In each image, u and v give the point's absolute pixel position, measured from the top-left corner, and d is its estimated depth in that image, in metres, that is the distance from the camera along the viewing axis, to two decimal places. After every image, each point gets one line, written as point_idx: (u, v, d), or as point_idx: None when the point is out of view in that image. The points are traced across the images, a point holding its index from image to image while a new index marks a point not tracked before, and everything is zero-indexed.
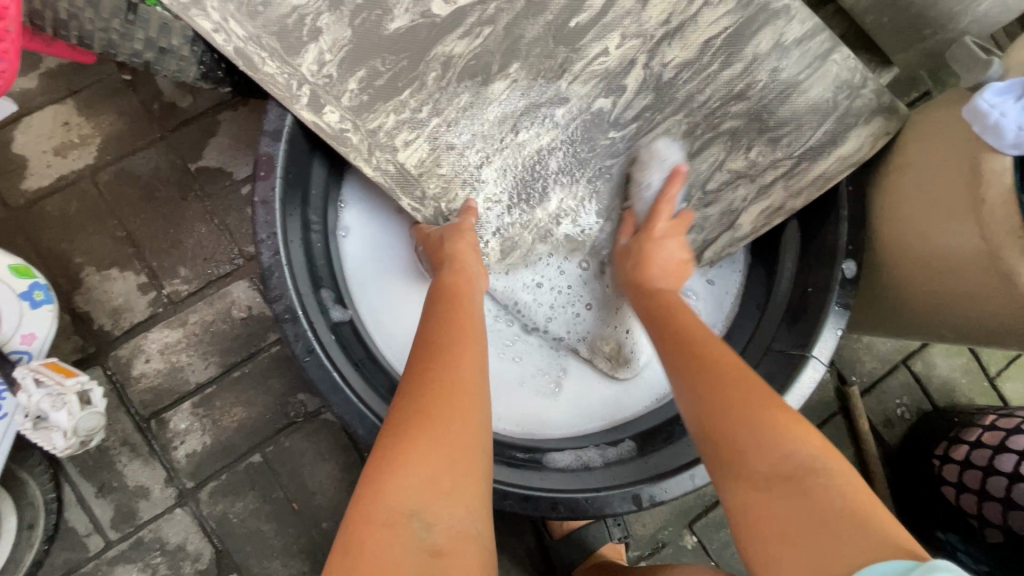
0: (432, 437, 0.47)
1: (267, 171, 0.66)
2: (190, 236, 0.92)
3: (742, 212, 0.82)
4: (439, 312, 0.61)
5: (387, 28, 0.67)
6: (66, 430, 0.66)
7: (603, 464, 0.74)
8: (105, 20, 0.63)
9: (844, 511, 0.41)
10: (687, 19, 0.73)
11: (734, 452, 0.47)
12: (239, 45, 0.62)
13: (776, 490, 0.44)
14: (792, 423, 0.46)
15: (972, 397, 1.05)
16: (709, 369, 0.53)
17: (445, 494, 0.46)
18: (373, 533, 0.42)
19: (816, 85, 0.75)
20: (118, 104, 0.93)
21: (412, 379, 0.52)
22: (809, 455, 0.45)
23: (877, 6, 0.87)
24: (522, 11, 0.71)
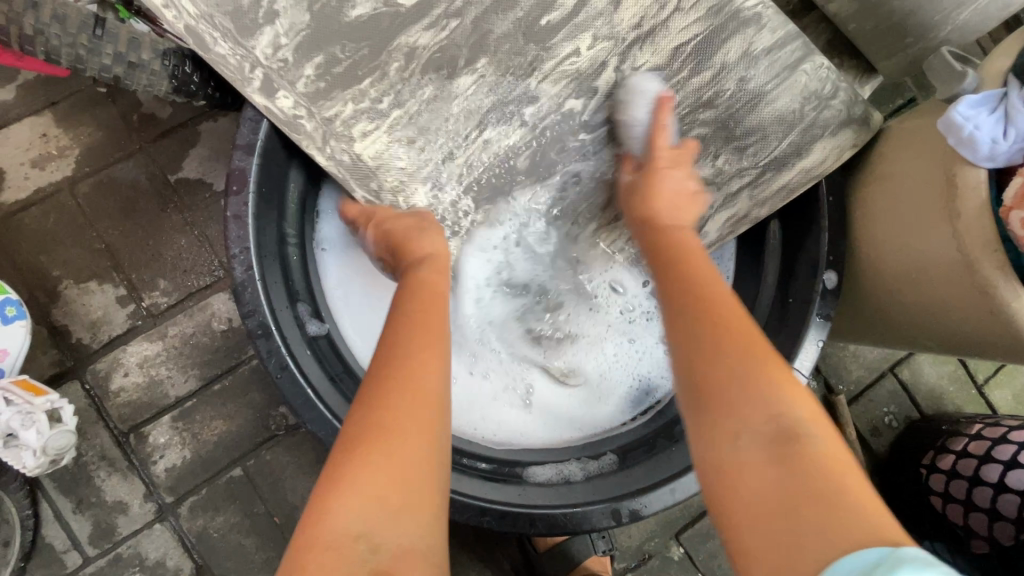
0: (382, 451, 0.46)
1: (240, 186, 0.65)
2: (170, 248, 0.91)
3: (709, 219, 0.82)
4: (415, 305, 0.59)
5: (348, 16, 0.64)
6: (35, 449, 0.65)
7: (584, 477, 0.73)
8: (72, 36, 0.62)
9: (827, 485, 0.41)
10: (658, 24, 0.72)
11: (717, 409, 0.47)
12: (188, 22, 0.59)
13: (762, 451, 0.44)
14: (784, 381, 0.47)
15: (959, 404, 1.05)
16: (709, 317, 0.52)
17: (393, 512, 0.44)
18: (314, 558, 0.42)
19: (784, 96, 0.75)
20: (95, 116, 0.92)
21: (373, 386, 0.50)
22: (800, 420, 0.45)
23: (858, 14, 0.87)
24: (491, 6, 0.69)
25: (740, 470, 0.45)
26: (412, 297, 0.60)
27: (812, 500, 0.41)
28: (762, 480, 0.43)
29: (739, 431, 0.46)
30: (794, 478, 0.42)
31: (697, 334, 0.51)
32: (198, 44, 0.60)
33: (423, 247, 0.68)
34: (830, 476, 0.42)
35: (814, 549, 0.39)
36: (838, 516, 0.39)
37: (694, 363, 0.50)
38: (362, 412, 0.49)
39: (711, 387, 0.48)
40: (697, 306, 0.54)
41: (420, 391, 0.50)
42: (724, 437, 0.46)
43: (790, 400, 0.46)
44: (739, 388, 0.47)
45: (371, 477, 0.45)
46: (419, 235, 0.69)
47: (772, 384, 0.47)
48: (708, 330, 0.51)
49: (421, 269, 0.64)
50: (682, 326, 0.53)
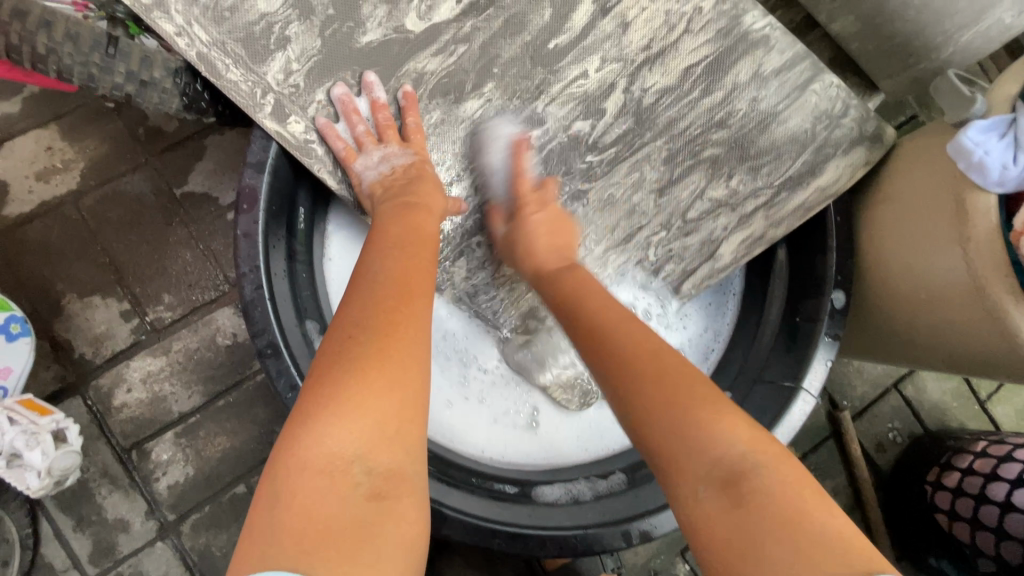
0: (387, 377, 0.47)
1: (250, 204, 0.65)
2: (174, 262, 0.91)
3: (722, 242, 0.84)
4: (393, 246, 0.59)
5: (359, 41, 0.68)
6: (40, 470, 0.64)
7: (594, 497, 0.72)
8: (85, 56, 0.61)
9: (788, 515, 0.41)
10: (668, 46, 0.75)
11: (674, 469, 0.47)
12: (201, 50, 0.62)
13: (717, 499, 0.44)
14: (713, 421, 0.47)
15: (963, 420, 1.05)
16: (625, 373, 0.52)
17: (389, 438, 0.46)
18: (311, 479, 0.43)
19: (795, 115, 0.78)
20: (101, 128, 0.91)
21: (370, 317, 0.51)
22: (744, 456, 0.45)
23: (861, 33, 0.88)
24: (499, 31, 0.72)
25: (705, 515, 0.44)
26: (397, 240, 0.60)
27: (772, 532, 0.40)
28: (722, 524, 0.43)
29: (697, 481, 0.45)
30: (751, 517, 0.42)
31: (633, 377, 0.51)
32: (209, 69, 0.62)
33: (429, 192, 0.68)
34: (786, 507, 0.41)
35: (776, 572, 0.39)
36: (804, 545, 0.39)
37: (640, 415, 0.49)
38: (352, 346, 0.49)
39: (656, 439, 0.48)
40: (627, 356, 0.53)
41: (404, 333, 0.50)
42: (684, 485, 0.46)
43: (728, 437, 0.46)
44: (683, 437, 0.47)
45: (362, 408, 0.45)
46: (435, 188, 0.69)
47: (706, 423, 0.47)
48: (632, 390, 0.51)
49: (415, 209, 0.65)
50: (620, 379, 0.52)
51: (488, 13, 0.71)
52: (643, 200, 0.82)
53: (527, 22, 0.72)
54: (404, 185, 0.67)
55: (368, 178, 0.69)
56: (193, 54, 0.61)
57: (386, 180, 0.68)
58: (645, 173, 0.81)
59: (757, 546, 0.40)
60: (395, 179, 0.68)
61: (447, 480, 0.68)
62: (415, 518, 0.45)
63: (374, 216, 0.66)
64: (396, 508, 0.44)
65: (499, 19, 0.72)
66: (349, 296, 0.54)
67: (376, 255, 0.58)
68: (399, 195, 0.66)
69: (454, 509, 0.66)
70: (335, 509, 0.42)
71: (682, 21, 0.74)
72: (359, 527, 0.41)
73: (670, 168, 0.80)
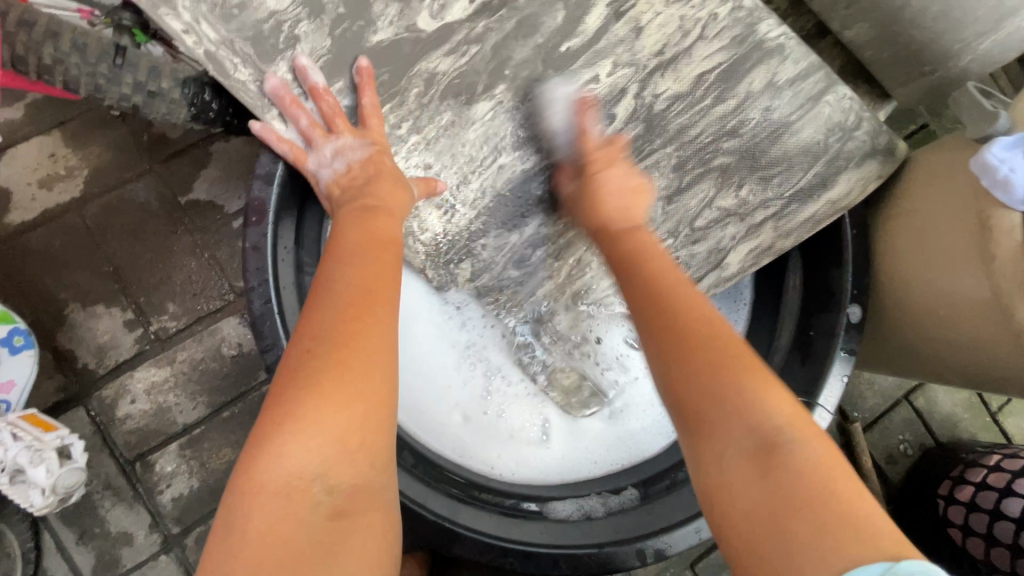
0: (347, 392, 0.46)
1: (259, 217, 0.64)
2: (180, 271, 0.89)
3: (731, 251, 0.81)
4: (354, 251, 0.55)
5: (370, 40, 0.66)
6: (43, 488, 0.62)
7: (606, 513, 0.72)
8: (91, 64, 0.61)
9: (818, 492, 0.40)
10: (681, 50, 0.74)
11: (703, 428, 0.46)
12: (210, 48, 0.61)
13: (744, 463, 0.43)
14: (758, 387, 0.46)
15: (974, 432, 1.04)
16: (674, 332, 0.51)
17: (350, 455, 0.45)
18: (269, 501, 0.43)
19: (808, 127, 0.76)
20: (105, 134, 0.90)
21: (331, 326, 0.48)
22: (783, 426, 0.43)
23: (874, 43, 0.85)
24: (511, 32, 0.71)
25: (727, 483, 0.43)
26: (358, 244, 0.56)
27: (795, 513, 0.39)
28: (746, 495, 0.42)
29: (725, 446, 0.44)
30: (779, 488, 0.41)
31: (678, 343, 0.50)
32: (218, 69, 0.61)
33: (388, 189, 0.63)
34: (820, 486, 0.40)
35: (799, 549, 0.38)
36: (827, 528, 0.38)
37: (678, 371, 0.48)
38: (309, 360, 0.47)
39: (690, 396, 0.47)
40: (676, 315, 0.52)
41: (365, 343, 0.48)
42: (710, 452, 0.45)
43: (767, 403, 0.44)
44: (722, 398, 0.45)
45: (319, 427, 0.44)
46: (395, 182, 0.64)
47: (752, 387, 0.46)
48: (676, 355, 0.49)
49: (374, 211, 0.60)
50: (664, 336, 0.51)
51: (500, 15, 0.70)
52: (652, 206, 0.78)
53: (541, 23, 0.71)
54: (362, 184, 0.63)
55: (325, 178, 0.64)
56: (201, 53, 0.60)
57: (342, 179, 0.64)
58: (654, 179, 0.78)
59: (779, 524, 0.39)
60: (352, 176, 0.63)
61: (459, 498, 0.68)
62: (378, 533, 0.46)
63: (334, 220, 0.61)
64: (358, 527, 0.45)
65: (511, 21, 0.70)
66: (307, 307, 0.51)
67: (332, 258, 0.55)
68: (355, 198, 0.62)
69: (467, 526, 0.65)
70: (293, 531, 0.42)
71: (695, 27, 0.73)
72: (320, 547, 0.43)
73: (680, 175, 0.78)
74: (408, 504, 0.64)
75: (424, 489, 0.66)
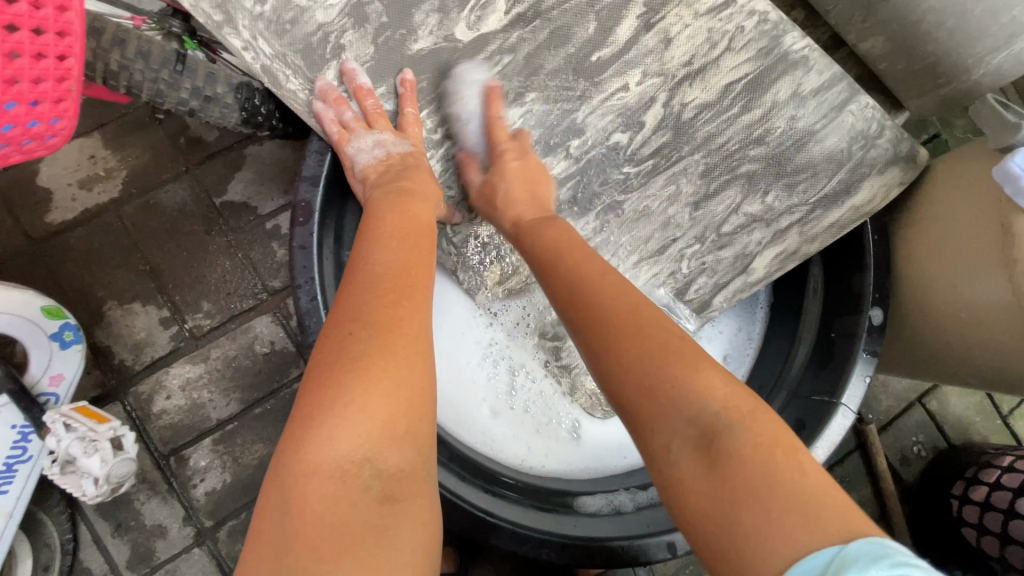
0: (393, 374, 0.47)
1: (306, 218, 0.66)
2: (213, 271, 0.91)
3: (757, 256, 0.84)
4: (390, 237, 0.57)
5: (410, 48, 0.68)
6: (99, 476, 0.65)
7: (635, 508, 0.74)
8: (155, 71, 0.62)
9: (765, 473, 0.38)
10: (710, 61, 0.75)
11: (647, 421, 0.44)
12: (266, 62, 0.63)
13: (691, 453, 0.42)
14: (687, 372, 0.44)
15: (986, 435, 1.07)
16: (609, 327, 0.49)
17: (397, 438, 0.45)
18: (322, 486, 0.42)
19: (833, 135, 0.78)
20: (142, 138, 0.92)
21: (372, 311, 0.49)
22: (715, 410, 0.42)
23: (890, 54, 0.83)
24: (545, 42, 0.72)
25: (677, 477, 0.42)
26: (392, 231, 0.58)
27: (744, 500, 0.38)
28: (695, 489, 0.41)
29: (668, 440, 0.43)
30: (726, 477, 0.39)
31: (614, 338, 0.48)
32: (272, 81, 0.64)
33: (424, 180, 0.66)
34: (762, 467, 0.39)
35: (757, 535, 0.37)
36: (781, 506, 0.37)
37: (613, 372, 0.47)
38: (353, 343, 0.47)
39: (627, 394, 0.46)
40: (599, 311, 0.51)
41: (407, 327, 0.49)
42: (658, 445, 0.44)
43: (699, 390, 0.43)
44: (652, 392, 0.44)
45: (369, 409, 0.45)
46: (428, 176, 0.67)
47: (682, 376, 0.44)
48: (617, 349, 0.48)
49: (409, 195, 0.63)
50: (591, 335, 0.50)
51: (534, 25, 0.71)
52: (679, 213, 0.82)
53: (573, 34, 0.72)
54: (399, 171, 0.65)
55: (361, 163, 0.66)
56: (258, 67, 0.63)
57: (380, 165, 0.66)
58: (681, 186, 0.81)
59: (730, 513, 0.38)
60: (388, 166, 0.66)
61: (492, 491, 0.70)
62: (425, 520, 0.45)
63: (366, 204, 0.63)
64: (409, 511, 0.44)
65: (544, 32, 0.72)
66: (345, 292, 0.52)
67: (373, 247, 0.56)
68: (393, 181, 0.64)
69: (504, 518, 0.67)
70: (347, 513, 0.42)
71: (723, 39, 0.74)
72: (372, 531, 0.42)
73: (707, 182, 0.81)
74: (448, 496, 0.66)
75: (459, 481, 0.68)
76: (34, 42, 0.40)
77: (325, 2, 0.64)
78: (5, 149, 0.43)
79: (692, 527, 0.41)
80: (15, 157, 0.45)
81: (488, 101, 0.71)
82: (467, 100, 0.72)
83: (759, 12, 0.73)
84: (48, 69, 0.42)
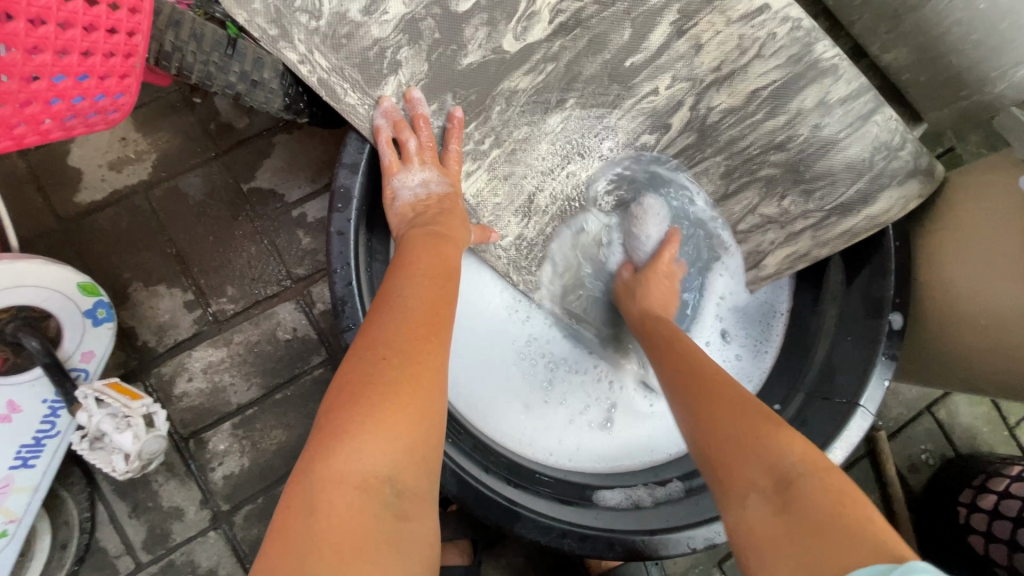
0: (421, 405, 0.46)
1: (343, 204, 0.67)
2: (240, 256, 0.92)
3: (769, 254, 0.87)
4: (422, 273, 0.58)
5: (460, 63, 0.69)
6: (129, 452, 0.70)
7: (654, 503, 0.74)
8: (206, 53, 0.65)
9: (832, 515, 0.41)
10: (738, 68, 0.71)
11: (726, 470, 0.48)
12: (323, 77, 0.65)
13: (761, 492, 0.45)
14: (770, 426, 0.49)
15: (992, 445, 1.08)
16: (695, 391, 0.57)
17: (417, 464, 0.45)
18: (343, 495, 0.42)
19: (856, 145, 0.74)
20: (174, 122, 0.93)
21: (404, 340, 0.50)
22: (796, 461, 0.45)
23: (912, 66, 0.84)
24: (583, 49, 0.71)
25: (749, 523, 0.45)
26: (421, 267, 0.59)
27: (810, 541, 0.40)
28: (765, 529, 0.43)
29: (746, 486, 0.46)
30: (793, 514, 0.42)
31: (700, 395, 0.55)
32: (330, 95, 0.65)
33: (456, 225, 0.69)
34: (835, 515, 0.41)
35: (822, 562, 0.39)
36: (843, 537, 0.39)
37: (702, 421, 0.53)
38: (385, 368, 0.47)
39: (711, 443, 0.51)
40: (699, 380, 0.58)
41: (434, 360, 0.50)
42: (736, 490, 0.47)
43: (783, 443, 0.47)
44: (737, 443, 0.49)
45: (396, 434, 0.44)
46: (460, 222, 0.69)
47: (766, 429, 0.49)
48: (705, 404, 0.54)
49: (441, 239, 0.65)
50: (687, 400, 0.56)
51: (575, 34, 0.69)
52: (699, 208, 0.86)
53: (609, 40, 0.70)
54: (436, 214, 0.68)
55: (402, 198, 0.69)
56: (314, 81, 0.65)
57: (419, 204, 0.69)
58: (701, 185, 0.83)
59: (796, 553, 0.40)
60: (426, 206, 0.69)
61: (516, 484, 0.71)
62: (429, 538, 0.45)
63: (401, 241, 0.65)
64: (418, 529, 0.44)
65: (584, 39, 0.70)
66: (376, 314, 0.53)
67: (400, 284, 0.57)
68: (429, 224, 0.66)
69: (528, 508, 0.68)
70: (368, 524, 0.41)
71: (754, 46, 0.68)
72: (389, 546, 0.41)
73: (726, 182, 0.82)
74: (475, 483, 0.66)
75: (482, 470, 0.68)
76: (110, 16, 0.41)
77: (382, 17, 0.64)
78: (72, 121, 0.43)
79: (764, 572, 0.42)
80: (77, 131, 0.45)
81: (668, 239, 0.84)
82: (650, 226, 0.85)
83: (793, 19, 0.66)
84: (120, 44, 0.42)
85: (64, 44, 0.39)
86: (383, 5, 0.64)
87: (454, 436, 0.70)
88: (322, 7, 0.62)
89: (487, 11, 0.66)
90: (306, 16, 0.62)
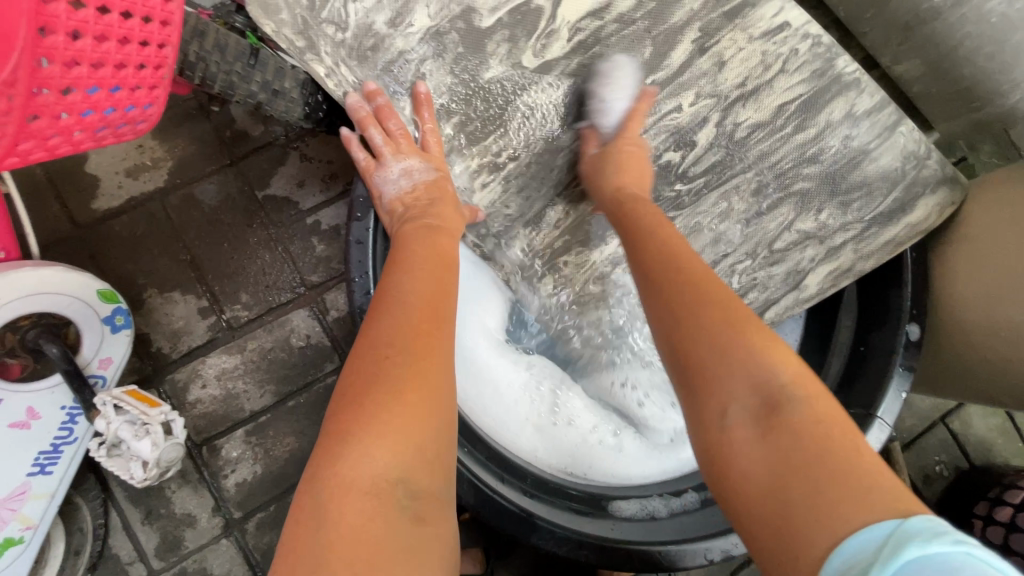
0: (423, 404, 0.46)
1: (363, 213, 0.68)
2: (254, 263, 0.92)
3: (810, 272, 0.81)
4: (418, 267, 0.58)
5: (483, 76, 0.72)
6: (148, 459, 0.70)
7: (670, 514, 0.73)
8: (229, 63, 0.66)
9: (820, 455, 0.40)
10: (762, 83, 0.76)
11: (709, 384, 0.46)
12: (349, 89, 0.67)
13: (749, 416, 0.44)
14: (768, 343, 0.46)
15: (1008, 456, 1.07)
16: (669, 292, 0.52)
17: (427, 461, 0.45)
18: (354, 502, 0.41)
19: (887, 154, 0.77)
20: (190, 130, 0.94)
21: (402, 336, 0.49)
22: (786, 383, 0.44)
23: (923, 77, 0.84)
24: (602, 67, 0.74)
25: (732, 440, 0.43)
26: (420, 260, 0.59)
27: (803, 472, 0.39)
28: (751, 455, 0.42)
29: (730, 402, 0.45)
30: (783, 446, 0.41)
31: (678, 298, 0.51)
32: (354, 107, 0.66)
33: (448, 216, 0.66)
34: (822, 454, 0.40)
35: (811, 504, 0.38)
36: (845, 479, 0.38)
37: (682, 328, 0.49)
38: (386, 366, 0.47)
39: (691, 354, 0.48)
40: (678, 281, 0.53)
41: (437, 355, 0.50)
42: (717, 407, 0.45)
43: (776, 361, 0.45)
44: (726, 354, 0.46)
45: (405, 433, 0.44)
46: (453, 209, 0.67)
47: (757, 343, 0.46)
48: (691, 306, 0.50)
49: (437, 231, 0.63)
50: (668, 302, 0.52)
51: (593, 51, 0.73)
52: (730, 229, 0.81)
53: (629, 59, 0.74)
54: (426, 205, 0.66)
55: (388, 195, 0.67)
56: (340, 94, 0.67)
57: (407, 197, 0.67)
58: (733, 203, 0.80)
59: (782, 485, 0.40)
60: (415, 197, 0.66)
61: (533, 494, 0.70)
62: (447, 533, 0.45)
63: (396, 236, 0.63)
64: (438, 530, 0.44)
65: (602, 57, 0.74)
66: (373, 313, 0.53)
67: (399, 279, 0.56)
68: (422, 216, 0.64)
69: (546, 519, 0.67)
70: (384, 529, 0.41)
71: (778, 61, 0.75)
72: (410, 549, 0.41)
73: (759, 201, 0.80)
74: (491, 494, 0.66)
75: (498, 479, 0.68)
76: (144, 30, 0.42)
77: (406, 29, 0.69)
78: (102, 132, 0.44)
79: (743, 499, 0.42)
80: (105, 141, 0.46)
81: (633, 110, 0.73)
82: (617, 91, 0.72)
83: (812, 35, 0.74)
84: (151, 56, 0.43)
85: (99, 57, 0.40)
86: (408, 18, 0.68)
87: (469, 446, 0.68)
88: (348, 20, 0.67)
89: (509, 28, 0.71)
90: (333, 29, 0.66)
